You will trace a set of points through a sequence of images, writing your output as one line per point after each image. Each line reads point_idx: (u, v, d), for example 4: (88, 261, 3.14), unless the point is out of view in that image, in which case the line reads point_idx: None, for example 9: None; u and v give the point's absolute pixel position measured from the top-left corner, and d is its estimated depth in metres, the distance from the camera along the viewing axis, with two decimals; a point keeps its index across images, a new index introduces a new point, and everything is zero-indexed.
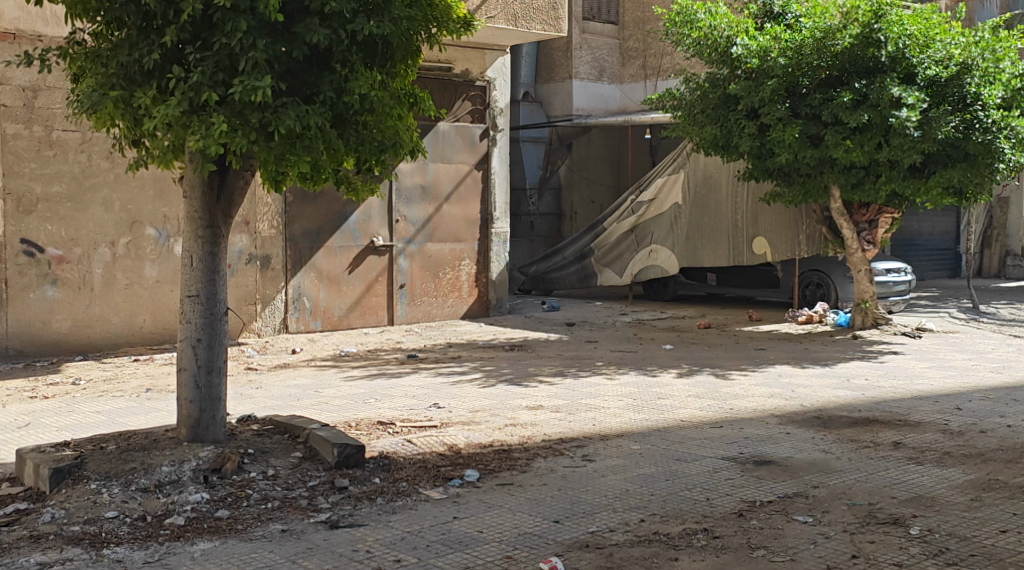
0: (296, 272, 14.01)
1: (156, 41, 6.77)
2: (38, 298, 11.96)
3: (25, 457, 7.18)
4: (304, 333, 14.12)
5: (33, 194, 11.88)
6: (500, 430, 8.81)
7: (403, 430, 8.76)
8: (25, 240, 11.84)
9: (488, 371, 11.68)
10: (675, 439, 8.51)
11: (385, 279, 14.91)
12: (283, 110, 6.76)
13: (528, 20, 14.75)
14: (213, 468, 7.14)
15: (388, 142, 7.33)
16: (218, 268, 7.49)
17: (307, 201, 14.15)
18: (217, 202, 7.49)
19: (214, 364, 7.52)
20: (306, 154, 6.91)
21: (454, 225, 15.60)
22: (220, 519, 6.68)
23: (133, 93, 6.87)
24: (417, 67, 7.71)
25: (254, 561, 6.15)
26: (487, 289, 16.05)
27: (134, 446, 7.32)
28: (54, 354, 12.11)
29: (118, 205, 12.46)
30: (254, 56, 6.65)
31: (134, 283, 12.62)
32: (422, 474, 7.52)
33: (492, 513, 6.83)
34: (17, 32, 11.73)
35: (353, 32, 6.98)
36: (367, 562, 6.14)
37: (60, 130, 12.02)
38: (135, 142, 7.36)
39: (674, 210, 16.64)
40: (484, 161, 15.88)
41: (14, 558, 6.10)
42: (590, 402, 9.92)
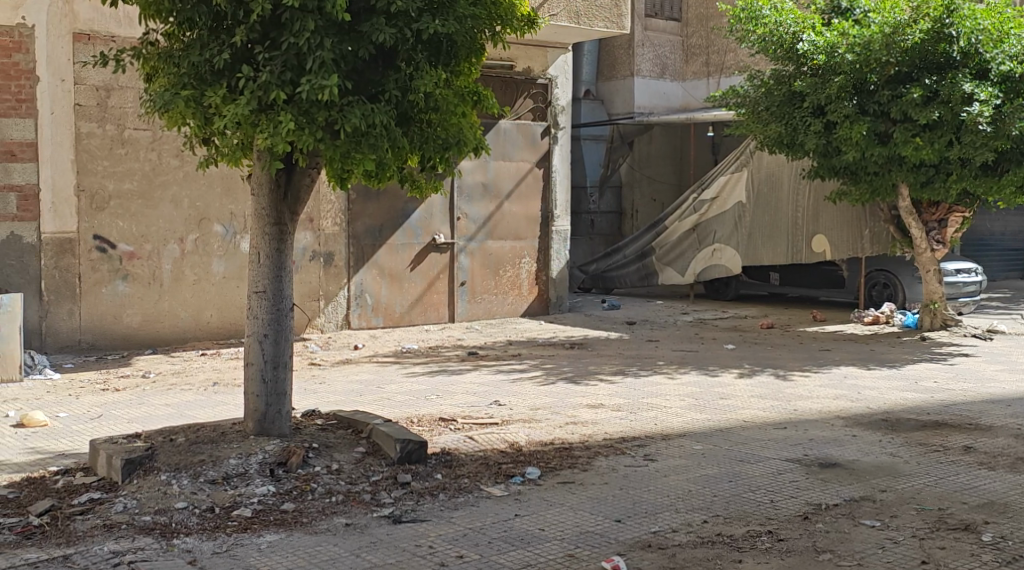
0: (358, 269, 14.13)
1: (226, 41, 6.92)
2: (110, 293, 12.20)
3: (98, 448, 7.34)
4: (366, 329, 14.25)
5: (105, 191, 12.11)
6: (561, 429, 8.83)
7: (464, 427, 8.81)
8: (97, 236, 12.08)
9: (549, 369, 11.70)
10: (738, 440, 8.46)
11: (445, 276, 14.98)
12: (349, 109, 6.83)
13: (591, 18, 14.74)
14: (279, 462, 7.23)
15: (452, 140, 7.39)
16: (284, 264, 7.58)
17: (369, 198, 14.25)
18: (284, 199, 7.57)
19: (280, 359, 7.61)
20: (371, 152, 6.95)
21: (515, 223, 15.63)
22: (286, 511, 6.77)
23: (203, 92, 6.97)
24: (481, 65, 7.71)
25: (319, 555, 6.21)
26: (548, 287, 16.07)
27: (202, 439, 7.46)
28: (124, 348, 12.33)
29: (186, 201, 12.64)
30: (321, 55, 6.72)
31: (202, 278, 12.80)
32: (484, 471, 7.56)
33: (554, 511, 6.85)
34: (91, 32, 11.96)
35: (419, 31, 7.04)
36: (430, 558, 6.18)
37: (131, 129, 12.23)
38: (205, 141, 7.47)
39: (737, 208, 16.53)
40: (546, 159, 15.88)
41: (88, 547, 6.24)
42: (652, 401, 9.89)
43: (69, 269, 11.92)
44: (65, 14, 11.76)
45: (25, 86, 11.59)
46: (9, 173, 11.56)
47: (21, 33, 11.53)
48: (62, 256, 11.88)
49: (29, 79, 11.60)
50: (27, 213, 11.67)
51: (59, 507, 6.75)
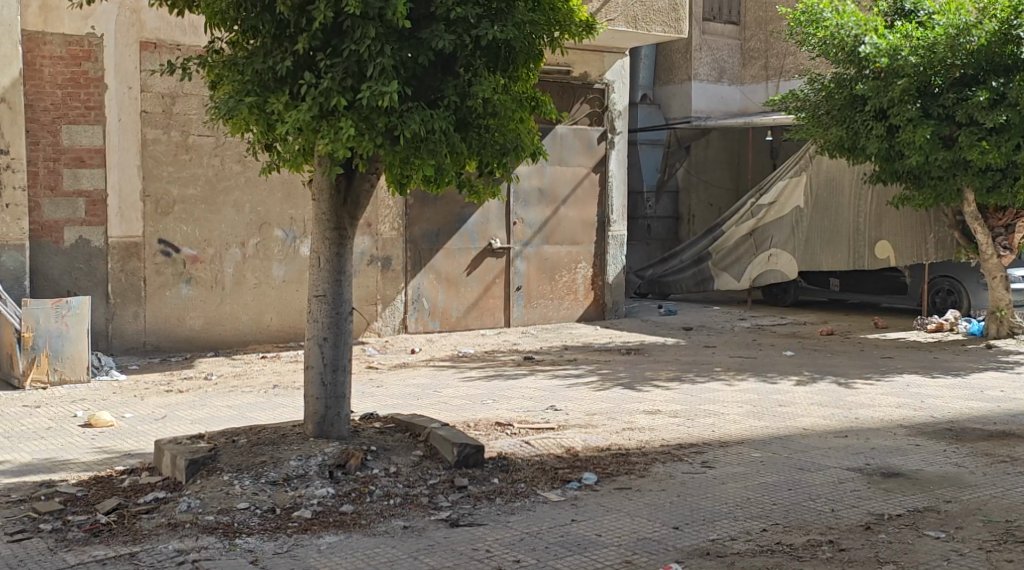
0: (415, 273, 14.23)
1: (289, 49, 7.02)
2: (174, 296, 12.40)
3: (163, 448, 7.48)
4: (423, 333, 14.35)
5: (170, 196, 12.32)
6: (618, 434, 8.83)
7: (521, 432, 8.84)
8: (161, 240, 12.28)
9: (605, 374, 11.70)
10: (798, 448, 8.42)
11: (502, 281, 15.03)
12: (409, 115, 6.90)
13: (649, 22, 14.73)
14: (338, 464, 7.30)
15: (510, 146, 7.39)
16: (344, 269, 7.66)
17: (427, 203, 14.35)
18: (344, 204, 7.64)
19: (339, 362, 7.70)
20: (430, 158, 7.02)
21: (572, 228, 15.65)
22: (345, 513, 6.85)
23: (266, 99, 7.07)
24: (539, 70, 7.73)
25: (377, 556, 6.28)
26: (604, 292, 16.07)
27: (264, 441, 7.57)
28: (188, 349, 12.53)
29: (248, 206, 12.83)
30: (381, 62, 6.79)
31: (263, 282, 12.98)
32: (541, 476, 7.59)
33: (611, 517, 6.86)
34: (158, 41, 12.18)
35: (478, 37, 7.10)
36: (487, 561, 6.22)
37: (195, 135, 12.43)
38: (268, 147, 7.58)
39: (796, 213, 16.43)
40: (603, 163, 15.89)
41: (153, 545, 6.36)
42: (710, 408, 9.86)
43: (135, 273, 12.14)
44: (132, 23, 11.97)
45: (94, 94, 11.80)
46: (78, 179, 11.76)
47: (91, 42, 11.75)
48: (128, 260, 12.10)
49: (97, 87, 11.81)
50: (95, 217, 11.88)
51: (125, 506, 6.89)
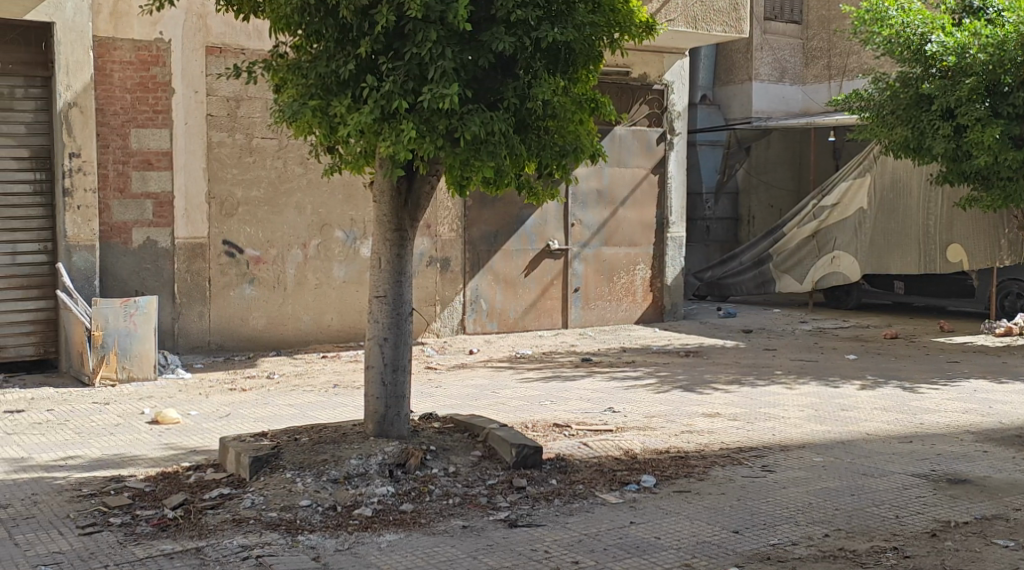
0: (474, 274, 14.32)
1: (351, 53, 7.10)
2: (237, 296, 12.59)
3: (227, 445, 7.60)
4: (481, 334, 14.42)
5: (234, 198, 12.51)
6: (677, 437, 8.82)
7: (579, 433, 8.86)
8: (226, 241, 12.48)
9: (664, 376, 11.68)
10: (861, 453, 8.35)
11: (560, 282, 15.06)
12: (469, 117, 6.97)
13: (709, 22, 14.67)
14: (398, 463, 7.37)
15: (569, 148, 7.43)
16: (405, 270, 7.74)
17: (486, 205, 14.41)
18: (404, 206, 7.72)
19: (400, 362, 7.77)
20: (490, 160, 7.05)
21: (630, 230, 15.63)
22: (405, 512, 6.92)
23: (330, 102, 7.17)
24: (599, 72, 7.72)
25: (437, 555, 6.34)
26: (662, 294, 16.02)
27: (325, 440, 7.67)
28: (251, 349, 12.71)
29: (309, 208, 12.98)
30: (443, 65, 6.85)
31: (324, 282, 13.12)
32: (599, 478, 7.61)
33: (669, 520, 6.86)
34: (223, 45, 12.37)
35: (538, 39, 7.14)
36: (546, 562, 6.26)
37: (259, 138, 12.62)
38: (330, 149, 7.67)
39: (859, 215, 16.28)
40: (662, 165, 15.83)
41: (219, 540, 6.48)
42: (771, 411, 9.81)
43: (200, 273, 12.33)
44: (198, 28, 12.18)
45: (162, 98, 12.00)
46: (145, 181, 11.96)
47: (158, 47, 11.96)
48: (193, 261, 12.29)
49: (165, 91, 12.01)
50: (162, 219, 12.09)
51: (191, 501, 7.03)
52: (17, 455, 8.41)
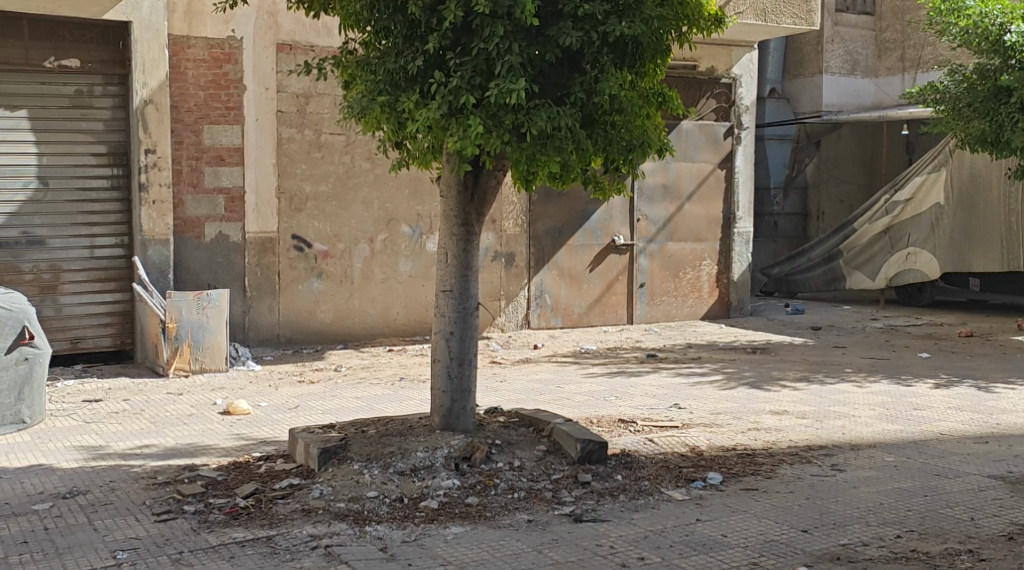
0: (538, 269, 14.34)
1: (419, 48, 7.13)
2: (306, 290, 12.73)
3: (296, 436, 7.70)
4: (545, 329, 14.44)
5: (303, 193, 12.64)
6: (743, 434, 8.75)
7: (644, 429, 8.84)
8: (295, 236, 12.62)
9: (730, 373, 11.60)
10: (934, 453, 8.22)
11: (624, 278, 15.02)
12: (535, 112, 6.99)
13: (779, 14, 14.54)
14: (464, 456, 7.40)
15: (636, 142, 7.43)
16: (471, 264, 7.76)
17: (551, 199, 14.42)
18: (471, 200, 7.73)
19: (465, 356, 7.80)
20: (556, 155, 7.07)
21: (697, 225, 15.51)
22: (470, 505, 6.96)
23: (398, 98, 7.22)
24: (667, 66, 7.67)
25: (502, 549, 6.37)
26: (728, 290, 15.88)
27: (391, 432, 7.73)
28: (318, 342, 12.85)
29: (376, 203, 13.08)
30: (510, 60, 6.87)
31: (390, 277, 13.21)
32: (665, 474, 7.59)
33: (737, 518, 6.83)
34: (293, 43, 12.50)
35: (605, 34, 7.11)
36: (612, 558, 6.26)
37: (327, 133, 12.74)
38: (397, 145, 7.73)
39: (935, 211, 16.11)
40: (729, 160, 15.67)
41: (289, 529, 6.57)
42: (840, 410, 9.70)
43: (270, 267, 12.50)
44: (269, 26, 12.33)
45: (233, 95, 12.16)
46: (217, 176, 12.15)
47: (231, 45, 12.12)
48: (264, 255, 12.46)
49: (237, 88, 12.17)
50: (233, 214, 12.26)
51: (262, 490, 7.14)
52: (94, 443, 8.60)
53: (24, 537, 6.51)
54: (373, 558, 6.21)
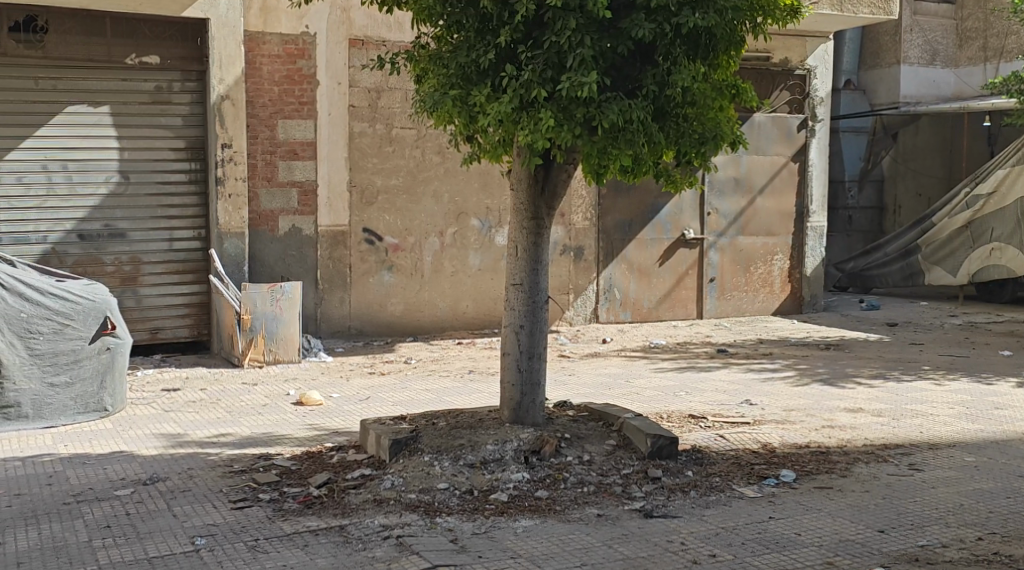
0: (608, 264, 14.29)
1: (491, 42, 7.11)
2: (377, 283, 12.80)
3: (368, 428, 7.74)
4: (614, 323, 14.40)
5: (374, 187, 12.71)
6: (818, 432, 8.62)
7: (716, 425, 8.75)
8: (366, 229, 12.69)
9: (803, 369, 11.45)
10: (1016, 454, 8.03)
11: (695, 272, 14.90)
12: (607, 105, 6.92)
13: (855, 5, 14.31)
14: (533, 450, 7.36)
15: (709, 135, 7.32)
16: (541, 257, 7.73)
17: (621, 193, 14.34)
18: (542, 193, 7.69)
19: (535, 350, 7.76)
20: (627, 148, 7.02)
21: (769, 219, 15.32)
22: (540, 499, 6.94)
23: (470, 92, 7.21)
24: (741, 57, 7.55)
25: (572, 543, 6.34)
26: (801, 285, 15.65)
27: (462, 425, 7.73)
28: (388, 334, 12.93)
29: (447, 196, 13.11)
30: (581, 53, 6.81)
31: (459, 270, 13.23)
32: (737, 471, 7.50)
33: (811, 516, 6.73)
34: (365, 38, 12.55)
35: (679, 25, 7.02)
36: (683, 554, 6.19)
37: (399, 128, 12.77)
38: (469, 138, 7.72)
39: (1018, 204, 15.62)
40: (802, 153, 15.46)
41: (360, 519, 6.61)
42: (917, 408, 9.52)
43: (342, 260, 12.59)
44: (342, 21, 12.39)
45: (307, 90, 12.26)
46: (291, 171, 12.25)
47: (305, 41, 12.21)
48: (335, 248, 12.55)
49: (310, 83, 12.27)
50: (307, 207, 12.36)
51: (334, 480, 7.19)
52: (173, 431, 8.73)
53: (107, 521, 6.62)
54: (444, 549, 6.21)
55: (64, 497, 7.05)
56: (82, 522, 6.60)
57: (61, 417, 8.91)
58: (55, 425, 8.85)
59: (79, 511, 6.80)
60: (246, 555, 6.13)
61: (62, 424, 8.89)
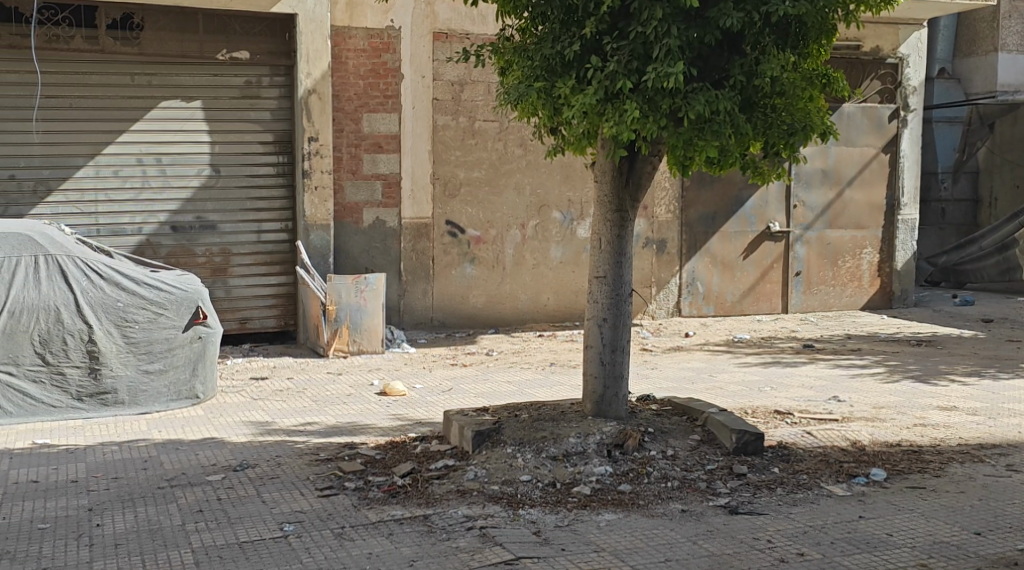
0: (691, 257, 14.15)
1: (576, 34, 7.02)
2: (459, 275, 12.81)
3: (451, 419, 7.73)
4: (697, 317, 14.25)
5: (457, 179, 12.71)
6: (909, 430, 8.41)
7: (803, 422, 8.58)
8: (448, 222, 12.70)
9: (893, 366, 11.19)
10: None
11: (780, 265, 14.65)
12: (694, 96, 6.80)
13: None
14: (616, 443, 7.27)
15: (798, 125, 7.13)
16: (625, 250, 7.63)
17: (704, 185, 14.21)
18: (626, 186, 7.59)
19: (619, 343, 7.68)
20: (714, 139, 6.84)
21: (858, 212, 14.98)
22: (623, 492, 6.85)
23: (555, 84, 7.14)
24: (832, 46, 7.36)
25: (656, 538, 6.26)
26: (891, 279, 15.27)
27: (544, 417, 7.66)
28: (470, 326, 12.94)
29: (529, 189, 13.04)
30: (668, 43, 6.69)
31: (541, 263, 13.17)
32: (825, 469, 7.34)
33: (904, 516, 6.55)
34: (449, 31, 12.53)
35: (768, 13, 6.87)
36: (770, 552, 6.08)
37: (482, 120, 12.75)
38: (553, 130, 7.66)
39: None
40: (893, 143, 15.08)
41: (444, 509, 6.60)
42: (1013, 407, 9.24)
43: (424, 252, 12.62)
44: (426, 15, 12.40)
45: (392, 83, 12.30)
46: (375, 163, 12.31)
47: (390, 35, 12.25)
48: (419, 240, 12.58)
49: (395, 77, 12.30)
50: (391, 200, 12.40)
51: (418, 470, 7.20)
52: (261, 419, 8.81)
53: (200, 506, 6.70)
54: (527, 541, 6.17)
55: (159, 481, 7.16)
56: (175, 507, 6.69)
57: (155, 403, 9.10)
58: (149, 411, 9.04)
59: (173, 495, 6.89)
60: (333, 542, 6.15)
61: (157, 410, 9.09)
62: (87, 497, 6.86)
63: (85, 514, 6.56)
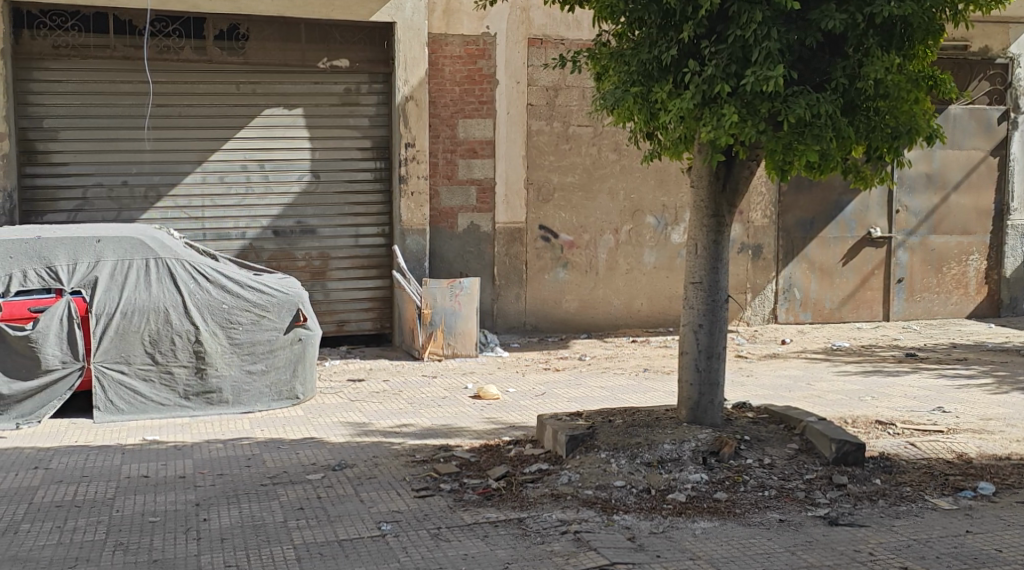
0: (787, 263, 14.01)
1: (675, 38, 6.97)
2: (552, 280, 12.82)
3: (545, 423, 7.75)
4: (793, 324, 14.11)
5: (550, 184, 12.70)
6: (1018, 443, 8.17)
7: (905, 433, 8.39)
8: (542, 227, 12.71)
9: (1001, 376, 10.90)
10: None
11: (881, 272, 14.37)
12: (794, 99, 6.70)
13: None
14: (712, 451, 7.20)
15: (903, 129, 6.98)
16: (722, 256, 7.55)
17: (802, 190, 14.01)
18: (723, 191, 7.50)
19: (714, 349, 7.59)
20: (815, 143, 6.72)
21: (963, 216, 14.60)
22: (719, 500, 6.77)
23: (651, 88, 7.11)
24: (939, 46, 7.19)
25: (754, 547, 6.17)
26: (999, 286, 14.83)
27: (639, 423, 7.60)
28: (563, 331, 12.94)
29: (622, 194, 12.95)
30: (767, 46, 6.60)
31: (635, 267, 13.08)
32: (929, 481, 7.17)
33: (1012, 531, 6.37)
34: (544, 37, 12.53)
35: (872, 15, 6.72)
36: (872, 565, 5.96)
37: (576, 125, 12.71)
38: (650, 135, 7.62)
39: None
40: (1002, 147, 14.59)
41: (539, 513, 6.61)
42: None
43: (518, 256, 12.65)
44: (521, 21, 12.43)
45: (486, 89, 12.36)
46: (470, 169, 12.40)
47: (485, 41, 12.31)
48: (512, 245, 12.62)
49: (490, 83, 12.36)
50: (484, 205, 12.47)
51: (513, 474, 7.22)
52: (358, 420, 8.91)
53: (301, 504, 6.80)
54: (621, 547, 6.14)
55: (261, 479, 7.28)
56: (277, 504, 6.79)
57: (258, 403, 9.25)
58: (251, 410, 9.21)
59: (275, 493, 7.00)
60: (430, 543, 6.19)
61: (260, 410, 9.24)
62: (194, 492, 7.01)
63: (192, 509, 6.71)
